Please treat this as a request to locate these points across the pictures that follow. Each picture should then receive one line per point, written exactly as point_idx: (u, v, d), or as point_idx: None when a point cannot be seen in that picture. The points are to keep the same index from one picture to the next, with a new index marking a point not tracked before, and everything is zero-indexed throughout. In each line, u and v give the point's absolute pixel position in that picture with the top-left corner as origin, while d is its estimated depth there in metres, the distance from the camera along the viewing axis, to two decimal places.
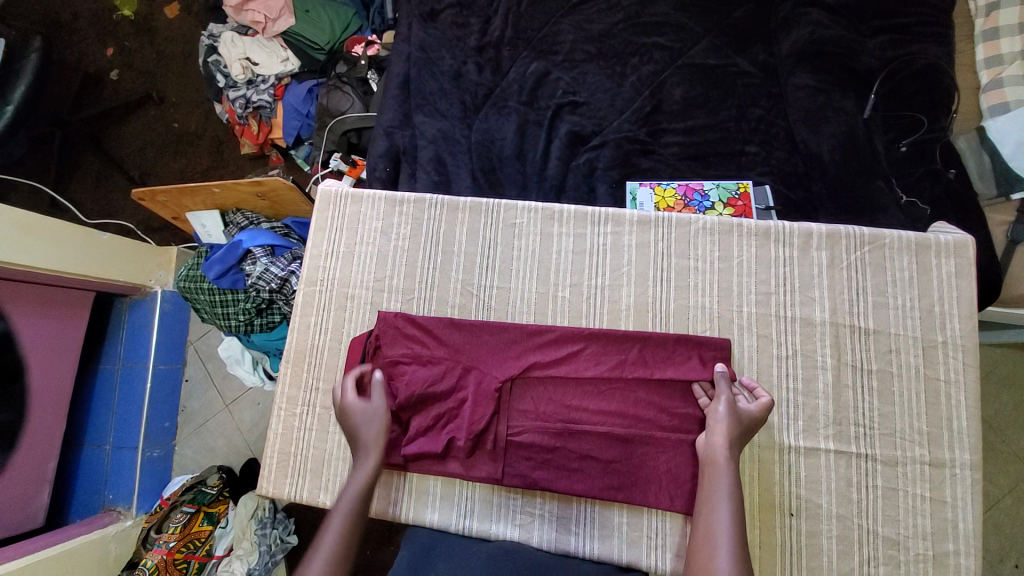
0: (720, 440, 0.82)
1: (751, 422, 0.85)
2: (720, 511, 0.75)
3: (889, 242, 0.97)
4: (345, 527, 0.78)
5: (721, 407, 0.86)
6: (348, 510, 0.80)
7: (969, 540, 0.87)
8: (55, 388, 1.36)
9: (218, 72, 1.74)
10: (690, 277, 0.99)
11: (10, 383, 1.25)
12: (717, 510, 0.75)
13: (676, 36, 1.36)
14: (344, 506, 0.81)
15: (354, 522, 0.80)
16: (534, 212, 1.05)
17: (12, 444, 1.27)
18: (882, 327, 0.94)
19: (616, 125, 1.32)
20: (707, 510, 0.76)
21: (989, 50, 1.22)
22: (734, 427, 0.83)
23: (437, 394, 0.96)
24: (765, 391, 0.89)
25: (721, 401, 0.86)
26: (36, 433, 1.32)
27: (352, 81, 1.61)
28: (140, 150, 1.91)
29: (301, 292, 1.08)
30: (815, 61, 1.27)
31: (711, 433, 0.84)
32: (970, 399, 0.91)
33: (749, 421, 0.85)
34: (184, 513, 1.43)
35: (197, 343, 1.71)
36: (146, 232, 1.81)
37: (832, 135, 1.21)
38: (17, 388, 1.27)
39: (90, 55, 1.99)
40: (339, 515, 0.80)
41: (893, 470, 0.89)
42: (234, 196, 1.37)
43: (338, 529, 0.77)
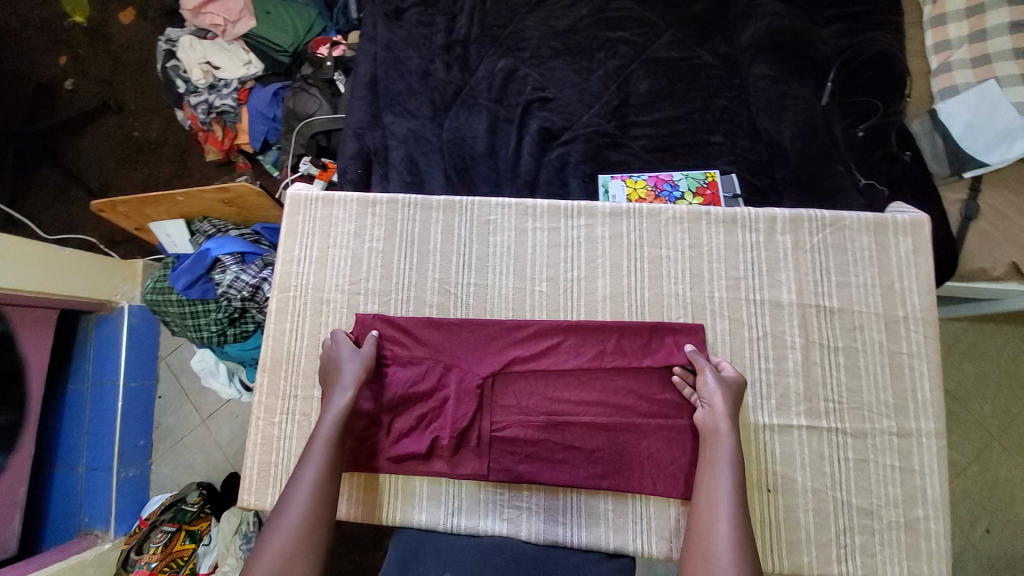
0: (720, 410, 0.86)
1: (738, 390, 0.90)
2: (721, 474, 0.81)
3: (849, 223, 1.01)
4: (324, 455, 0.85)
5: (710, 378, 0.89)
6: (326, 440, 0.86)
7: (937, 505, 0.91)
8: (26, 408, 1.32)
9: (178, 77, 1.69)
10: (663, 266, 1.01)
11: (11, 386, 1.29)
12: (717, 474, 0.81)
13: (640, 30, 1.38)
14: (322, 436, 0.87)
15: (332, 451, 0.86)
16: (507, 208, 1.06)
17: (11, 445, 1.29)
18: (846, 305, 0.98)
19: (585, 119, 1.34)
20: (710, 477, 0.81)
21: (937, 36, 1.27)
22: (727, 394, 0.88)
23: (419, 394, 0.96)
24: (731, 367, 0.92)
25: (706, 373, 0.90)
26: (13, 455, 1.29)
27: (318, 83, 1.59)
28: (99, 161, 1.84)
29: (275, 299, 1.06)
30: (774, 51, 1.31)
31: (713, 409, 0.86)
32: (932, 370, 0.95)
33: (735, 389, 0.90)
34: (165, 532, 1.39)
35: (168, 357, 1.66)
36: (110, 245, 1.75)
37: (792, 123, 1.26)
38: (16, 389, 1.30)
39: (41, 65, 1.91)
40: (319, 445, 0.86)
41: (863, 442, 0.93)
42: (200, 203, 1.34)
43: (318, 459, 0.85)
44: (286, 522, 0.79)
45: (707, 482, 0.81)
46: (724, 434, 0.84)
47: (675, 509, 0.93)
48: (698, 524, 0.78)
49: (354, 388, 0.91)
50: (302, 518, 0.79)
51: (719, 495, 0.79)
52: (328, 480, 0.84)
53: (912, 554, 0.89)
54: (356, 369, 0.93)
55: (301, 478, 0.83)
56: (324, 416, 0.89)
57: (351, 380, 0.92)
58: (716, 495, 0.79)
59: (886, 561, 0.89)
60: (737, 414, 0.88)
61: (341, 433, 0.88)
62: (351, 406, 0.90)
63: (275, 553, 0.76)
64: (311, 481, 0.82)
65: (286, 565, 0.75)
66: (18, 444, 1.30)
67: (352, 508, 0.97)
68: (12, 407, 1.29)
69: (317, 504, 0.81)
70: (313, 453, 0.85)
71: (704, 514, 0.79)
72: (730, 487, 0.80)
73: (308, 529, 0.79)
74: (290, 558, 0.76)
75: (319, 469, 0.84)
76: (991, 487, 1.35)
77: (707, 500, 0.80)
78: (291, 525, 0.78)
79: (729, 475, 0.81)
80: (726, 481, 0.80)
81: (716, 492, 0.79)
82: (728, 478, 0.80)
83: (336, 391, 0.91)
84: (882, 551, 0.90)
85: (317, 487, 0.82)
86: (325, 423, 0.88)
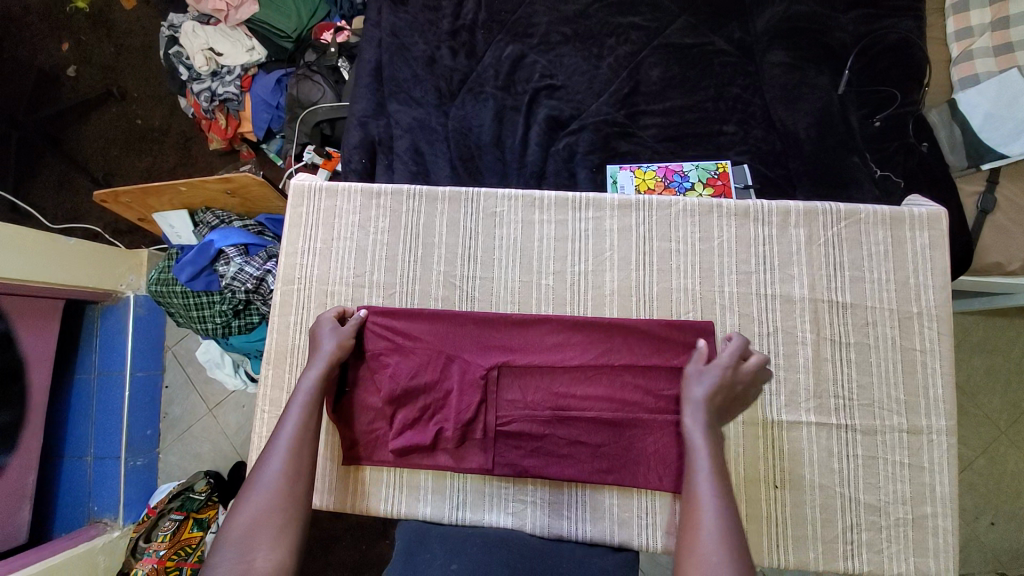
0: (699, 392, 0.85)
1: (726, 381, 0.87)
2: (700, 473, 0.76)
3: (865, 217, 0.98)
4: (301, 419, 0.84)
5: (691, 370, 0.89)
6: (303, 405, 0.86)
7: (946, 502, 0.90)
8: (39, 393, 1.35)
9: (180, 64, 1.68)
10: (673, 260, 0.99)
11: (10, 384, 1.27)
12: (696, 471, 0.76)
13: (652, 15, 1.34)
14: (299, 403, 0.86)
15: (310, 415, 0.85)
16: (514, 200, 1.04)
17: (11, 445, 1.28)
18: (860, 300, 0.96)
19: (594, 108, 1.31)
20: (692, 477, 0.76)
21: (960, 22, 1.25)
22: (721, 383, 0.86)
23: (421, 385, 0.96)
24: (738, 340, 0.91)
25: (690, 368, 0.89)
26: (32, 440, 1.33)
27: (322, 70, 1.56)
28: (103, 150, 1.83)
29: (279, 292, 1.05)
30: (790, 38, 1.27)
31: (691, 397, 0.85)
32: (945, 366, 0.93)
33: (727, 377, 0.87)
34: (173, 521, 1.41)
35: (175, 347, 1.68)
36: (115, 235, 1.76)
37: (807, 112, 1.23)
38: (16, 388, 1.29)
39: (43, 51, 1.89)
40: (295, 410, 0.85)
41: (872, 439, 0.92)
42: (203, 193, 1.32)
43: (294, 423, 0.84)
44: (264, 481, 0.77)
45: (692, 484, 0.75)
46: (695, 433, 0.81)
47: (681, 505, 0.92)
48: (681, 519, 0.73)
49: (330, 354, 0.92)
50: (280, 477, 0.77)
51: (703, 493, 0.73)
52: (306, 443, 0.82)
53: (919, 551, 0.89)
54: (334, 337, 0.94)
55: (277, 441, 0.82)
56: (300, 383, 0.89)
57: (328, 348, 0.92)
58: (701, 491, 0.73)
59: (893, 557, 0.89)
60: (721, 402, 0.86)
61: (319, 400, 0.88)
62: (329, 372, 0.90)
63: (253, 508, 0.73)
64: (288, 443, 0.81)
65: (264, 521, 0.73)
66: (17, 443, 1.30)
67: (357, 501, 0.97)
68: (11, 406, 1.28)
69: (296, 464, 0.80)
70: (289, 419, 0.84)
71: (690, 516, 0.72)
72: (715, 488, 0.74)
73: (287, 487, 0.77)
74: (268, 513, 0.73)
75: (296, 432, 0.83)
76: (997, 481, 1.33)
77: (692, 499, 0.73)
78: (269, 483, 0.76)
79: (708, 472, 0.75)
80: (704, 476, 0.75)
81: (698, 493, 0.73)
82: (708, 476, 0.75)
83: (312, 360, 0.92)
84: (890, 546, 0.89)
85: (295, 449, 0.81)
86: (302, 391, 0.88)
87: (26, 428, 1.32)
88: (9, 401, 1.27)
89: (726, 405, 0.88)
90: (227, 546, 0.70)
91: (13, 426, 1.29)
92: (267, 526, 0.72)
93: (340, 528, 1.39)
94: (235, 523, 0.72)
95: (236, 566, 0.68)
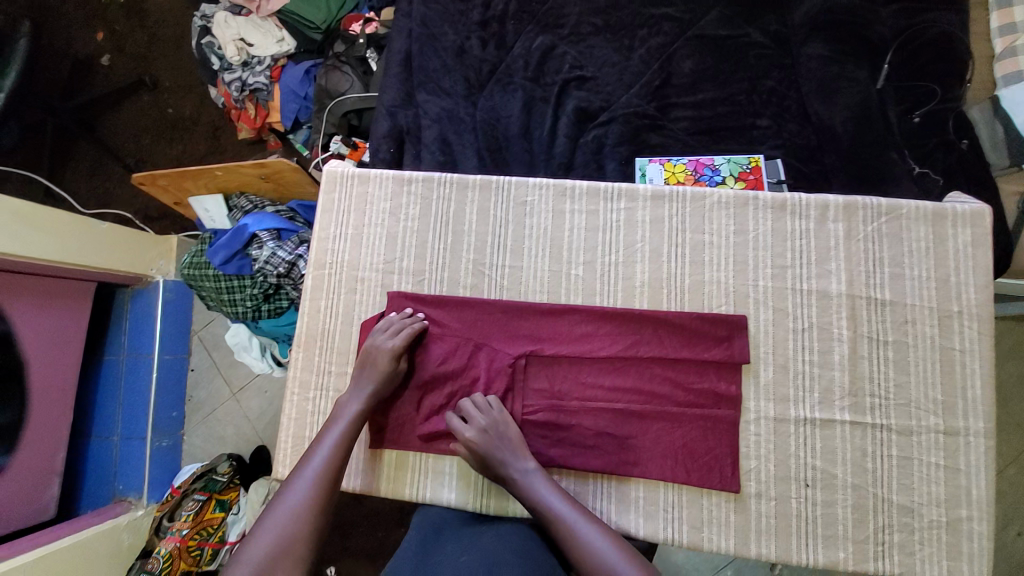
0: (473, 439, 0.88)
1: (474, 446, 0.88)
2: (580, 530, 0.79)
3: (906, 212, 0.96)
4: (336, 450, 0.87)
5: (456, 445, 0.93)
6: (340, 437, 0.89)
7: (982, 505, 0.87)
8: (56, 381, 1.35)
9: (212, 54, 1.70)
10: (706, 252, 0.98)
11: (10, 383, 1.24)
12: (575, 530, 0.79)
13: (685, 6, 1.33)
14: (336, 433, 0.89)
15: (344, 447, 0.88)
16: (545, 189, 1.03)
17: (12, 445, 1.25)
18: (899, 298, 0.94)
19: (624, 100, 1.30)
20: (578, 541, 0.78)
21: (1004, 18, 1.21)
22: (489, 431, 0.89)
23: (449, 372, 0.97)
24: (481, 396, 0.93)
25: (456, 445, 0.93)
26: (39, 436, 1.32)
27: (351, 60, 1.58)
28: (135, 137, 1.87)
29: (310, 276, 1.06)
30: (827, 30, 1.24)
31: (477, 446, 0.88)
32: (985, 367, 0.91)
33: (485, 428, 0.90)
34: (196, 501, 1.44)
35: (201, 331, 1.71)
36: (145, 221, 1.79)
37: (845, 106, 1.20)
38: (16, 389, 1.26)
39: (79, 40, 1.94)
40: (331, 439, 0.88)
41: (907, 439, 0.90)
42: (237, 178, 1.34)
43: (329, 452, 0.87)
44: (289, 506, 0.80)
45: (586, 549, 0.77)
46: (543, 495, 0.84)
47: (709, 499, 0.91)
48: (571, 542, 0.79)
49: (375, 386, 0.93)
50: (305, 505, 0.80)
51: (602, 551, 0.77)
52: (335, 475, 0.85)
53: (952, 554, 0.87)
54: (388, 370, 0.94)
55: (309, 467, 0.85)
56: (339, 413, 0.92)
57: (376, 381, 0.93)
58: (599, 550, 0.76)
59: (925, 560, 0.87)
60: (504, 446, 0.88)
61: (354, 432, 0.91)
62: (368, 408, 0.93)
63: (275, 535, 0.77)
64: (318, 473, 0.84)
65: (283, 549, 0.76)
66: (51, 419, 1.34)
67: (384, 486, 0.98)
68: (22, 398, 1.27)
69: (322, 495, 0.82)
70: (323, 447, 0.87)
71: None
72: (603, 535, 0.79)
73: (308, 515, 0.79)
74: (284, 545, 0.76)
75: (328, 463, 0.86)
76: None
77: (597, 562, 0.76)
78: (294, 509, 0.80)
79: (587, 523, 0.80)
80: (587, 528, 0.79)
81: (596, 551, 0.77)
82: (589, 528, 0.79)
83: (355, 388, 0.94)
84: (921, 549, 0.87)
85: (323, 480, 0.84)
86: (340, 421, 0.91)
87: (25, 430, 1.28)
88: (44, 378, 1.32)
89: (502, 443, 0.88)
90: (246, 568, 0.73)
91: (12, 428, 1.25)
92: (286, 554, 0.76)
93: (358, 514, 1.41)
94: (254, 549, 0.75)
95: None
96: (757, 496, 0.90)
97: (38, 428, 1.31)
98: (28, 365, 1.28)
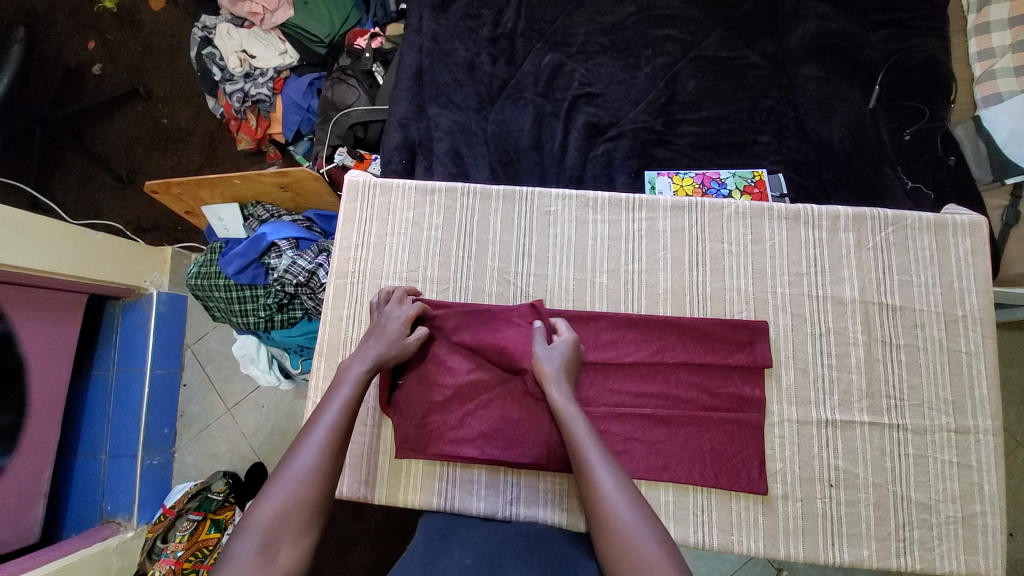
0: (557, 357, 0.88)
1: (577, 350, 0.91)
2: (602, 488, 0.71)
3: (911, 222, 1.02)
4: (341, 415, 0.79)
5: (539, 348, 0.90)
6: (345, 400, 0.81)
7: (994, 501, 0.91)
8: (48, 394, 1.29)
9: (213, 64, 1.67)
10: (725, 260, 1.02)
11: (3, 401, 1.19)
12: (597, 482, 0.71)
13: (687, 28, 1.38)
14: (340, 398, 0.81)
15: (350, 412, 0.81)
16: (569, 199, 1.06)
17: (12, 445, 1.21)
18: (908, 303, 0.99)
19: (631, 116, 1.34)
20: (597, 496, 0.70)
21: (981, 44, 1.30)
22: (571, 355, 0.90)
23: (478, 380, 0.96)
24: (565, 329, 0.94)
25: (538, 348, 0.90)
26: (27, 457, 1.25)
27: (357, 74, 1.56)
28: (127, 147, 1.83)
29: (332, 285, 1.06)
30: (822, 54, 1.31)
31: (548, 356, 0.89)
32: (990, 368, 0.96)
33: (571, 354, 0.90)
34: (190, 521, 1.38)
35: (195, 345, 1.66)
36: (137, 232, 1.74)
37: (841, 124, 1.26)
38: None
39: (69, 50, 1.89)
40: (336, 402, 0.81)
41: (922, 438, 0.94)
42: (255, 187, 1.35)
43: (334, 416, 0.79)
44: (294, 472, 0.72)
45: (604, 509, 0.69)
46: (572, 424, 0.79)
47: (737, 502, 0.93)
48: (582, 478, 0.73)
49: (382, 352, 0.89)
50: (311, 471, 0.73)
51: (623, 513, 0.68)
52: (342, 442, 0.78)
53: (969, 548, 0.90)
54: (398, 336, 0.92)
55: (313, 434, 0.77)
56: (343, 376, 0.85)
57: (384, 345, 0.90)
58: (607, 494, 0.70)
59: (944, 556, 0.90)
60: (574, 370, 0.89)
61: (360, 395, 0.84)
62: (375, 371, 0.87)
63: (280, 502, 0.69)
64: (325, 437, 0.76)
65: (289, 518, 0.69)
66: (40, 439, 1.28)
67: (409, 495, 0.98)
68: (9, 416, 1.20)
69: (329, 460, 0.75)
70: (329, 412, 0.79)
71: (619, 549, 0.66)
72: (628, 497, 0.70)
73: (317, 482, 0.73)
74: (290, 511, 0.69)
75: (336, 424, 0.78)
76: (1015, 495, 1.32)
77: (616, 529, 0.67)
78: (299, 476, 0.72)
79: (612, 478, 0.71)
80: (611, 487, 0.71)
81: (617, 512, 0.68)
82: (614, 485, 0.71)
83: (360, 353, 0.89)
84: (940, 545, 0.90)
85: (331, 446, 0.76)
86: (346, 382, 0.84)
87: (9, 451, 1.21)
88: (37, 394, 1.26)
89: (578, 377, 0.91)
90: (246, 538, 0.66)
91: (13, 429, 1.21)
92: (293, 521, 0.69)
93: (360, 531, 1.37)
94: (258, 513, 0.68)
95: (253, 561, 0.64)
96: (784, 498, 0.92)
97: (26, 446, 1.25)
98: (19, 380, 1.22)
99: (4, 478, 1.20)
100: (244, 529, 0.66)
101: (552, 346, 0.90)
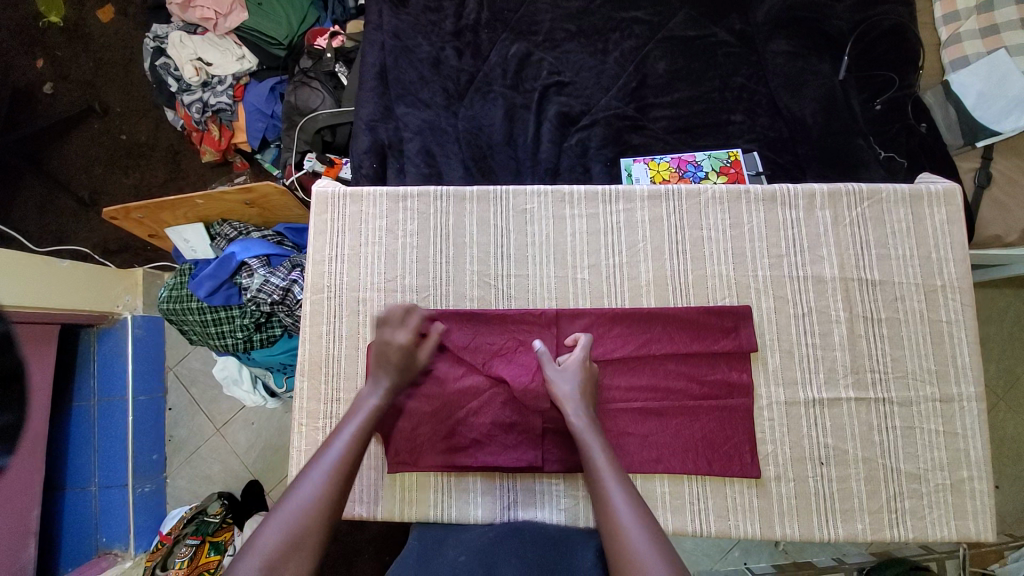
0: (568, 381, 0.87)
1: (586, 371, 0.89)
2: (619, 518, 0.70)
3: (886, 196, 1.02)
4: (352, 445, 0.80)
5: (550, 370, 0.88)
6: (358, 432, 0.82)
7: (979, 465, 0.93)
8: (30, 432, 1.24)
9: (169, 75, 1.59)
10: (705, 246, 1.01)
11: None
12: (613, 515, 0.70)
13: (653, 10, 1.35)
14: (351, 430, 0.82)
15: (361, 443, 0.81)
16: (544, 196, 1.04)
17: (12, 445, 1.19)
18: (887, 277, 0.99)
19: (604, 103, 1.32)
20: (611, 528, 0.69)
21: (947, 7, 1.28)
22: (578, 376, 0.88)
23: (468, 387, 0.95)
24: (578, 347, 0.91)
25: (547, 371, 0.88)
26: (15, 482, 1.21)
27: (320, 76, 1.51)
28: (87, 167, 1.75)
29: (308, 302, 1.04)
30: (790, 27, 1.30)
31: (557, 376, 0.87)
32: (970, 334, 0.97)
33: (586, 374, 0.89)
34: (189, 546, 1.35)
35: (176, 368, 1.60)
36: (105, 255, 1.68)
37: (812, 98, 1.26)
38: None
39: (17, 69, 1.80)
40: (348, 433, 0.82)
41: (908, 410, 0.95)
42: (220, 205, 1.31)
43: (346, 445, 0.80)
44: (301, 498, 0.72)
45: (617, 536, 0.68)
46: (592, 450, 0.79)
47: (731, 487, 0.93)
48: (597, 507, 0.73)
49: (392, 379, 0.89)
50: (318, 498, 0.73)
51: (635, 544, 0.66)
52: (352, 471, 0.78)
53: (959, 512, 0.92)
54: (407, 358, 0.91)
55: (324, 460, 0.78)
56: (357, 409, 0.86)
57: (392, 368, 0.90)
58: (623, 525, 0.69)
59: (935, 522, 0.92)
60: (587, 388, 0.88)
61: (372, 428, 0.85)
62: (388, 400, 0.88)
63: (286, 526, 0.69)
64: (334, 467, 0.77)
65: (296, 542, 0.68)
66: (23, 479, 1.23)
67: (406, 509, 0.96)
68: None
69: (337, 490, 0.75)
70: (339, 442, 0.80)
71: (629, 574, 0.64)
72: (642, 529, 0.68)
73: (324, 507, 0.72)
74: (297, 536, 0.69)
75: (345, 454, 0.79)
76: (998, 446, 1.36)
77: (627, 557, 0.65)
78: (307, 500, 0.72)
79: (626, 510, 0.70)
80: (626, 517, 0.70)
81: (631, 544, 0.66)
82: (631, 518, 0.70)
83: (373, 384, 0.89)
84: (931, 512, 0.92)
85: (340, 473, 0.76)
86: (358, 415, 0.85)
87: None
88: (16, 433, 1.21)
89: (594, 395, 0.90)
90: (250, 561, 0.66)
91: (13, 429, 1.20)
92: (300, 546, 0.68)
93: (363, 540, 1.36)
94: (264, 537, 0.68)
95: None
96: (777, 479, 0.93)
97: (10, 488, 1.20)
98: None
99: (4, 479, 1.18)
100: (250, 552, 0.66)
101: (562, 369, 0.89)
